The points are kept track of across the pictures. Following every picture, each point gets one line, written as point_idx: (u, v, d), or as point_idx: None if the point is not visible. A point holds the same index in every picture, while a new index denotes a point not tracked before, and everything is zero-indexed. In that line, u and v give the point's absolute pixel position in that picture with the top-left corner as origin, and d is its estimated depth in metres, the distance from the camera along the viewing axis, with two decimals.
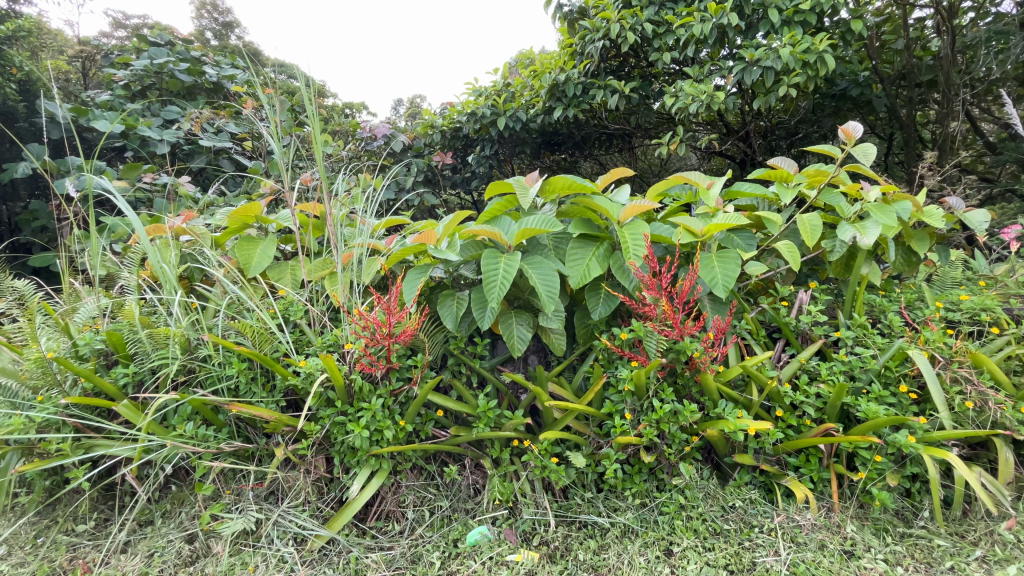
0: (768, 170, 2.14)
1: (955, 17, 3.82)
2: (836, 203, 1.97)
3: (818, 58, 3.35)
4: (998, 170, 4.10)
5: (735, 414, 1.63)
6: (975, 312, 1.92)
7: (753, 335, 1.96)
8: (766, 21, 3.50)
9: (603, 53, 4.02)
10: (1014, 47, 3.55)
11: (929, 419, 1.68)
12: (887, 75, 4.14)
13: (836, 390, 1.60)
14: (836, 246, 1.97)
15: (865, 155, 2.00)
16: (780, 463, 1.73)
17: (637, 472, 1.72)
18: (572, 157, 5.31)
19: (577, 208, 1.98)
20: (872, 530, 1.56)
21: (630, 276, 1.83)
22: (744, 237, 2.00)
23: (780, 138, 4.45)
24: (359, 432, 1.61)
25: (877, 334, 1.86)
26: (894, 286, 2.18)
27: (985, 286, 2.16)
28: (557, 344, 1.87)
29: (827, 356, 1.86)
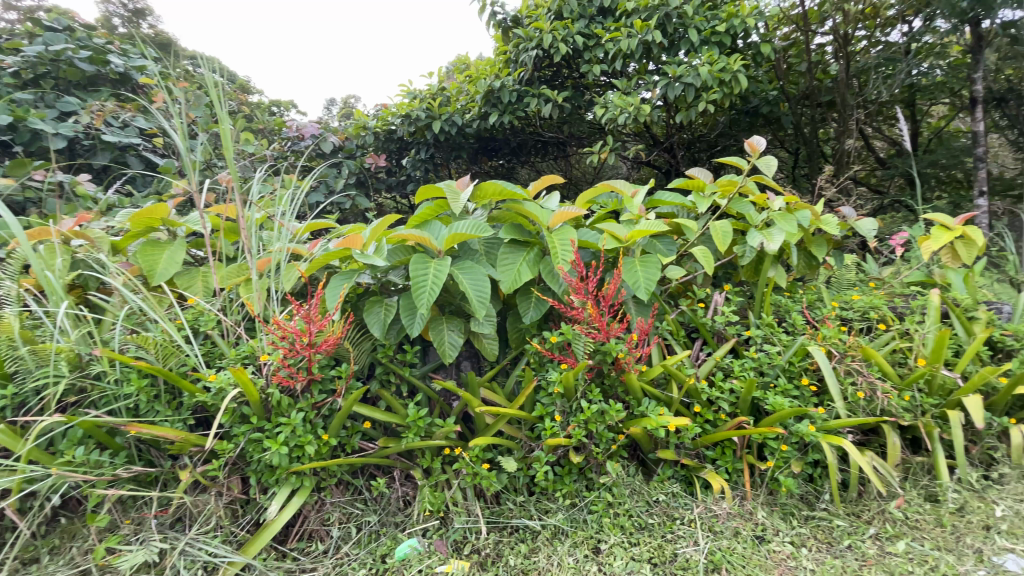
0: (686, 180, 2.27)
1: (852, 44, 4.34)
2: (745, 211, 2.12)
3: (733, 77, 3.64)
4: (887, 183, 4.66)
5: (657, 412, 1.70)
6: (866, 310, 2.16)
7: (674, 335, 2.08)
8: (686, 40, 3.75)
9: (536, 62, 4.13)
10: (900, 73, 4.04)
11: (827, 409, 1.83)
12: (793, 95, 4.54)
13: (747, 385, 1.72)
14: (746, 251, 2.12)
15: (768, 167, 2.14)
16: (699, 457, 1.81)
17: (567, 472, 1.75)
18: (509, 163, 5.36)
19: (507, 213, 1.99)
20: (780, 515, 1.67)
21: (559, 280, 1.87)
22: (665, 243, 2.12)
23: (702, 150, 4.80)
24: (277, 449, 1.52)
25: (783, 332, 2.02)
26: (799, 288, 2.37)
27: (875, 287, 2.43)
28: (488, 351, 1.87)
29: (740, 353, 2.00)
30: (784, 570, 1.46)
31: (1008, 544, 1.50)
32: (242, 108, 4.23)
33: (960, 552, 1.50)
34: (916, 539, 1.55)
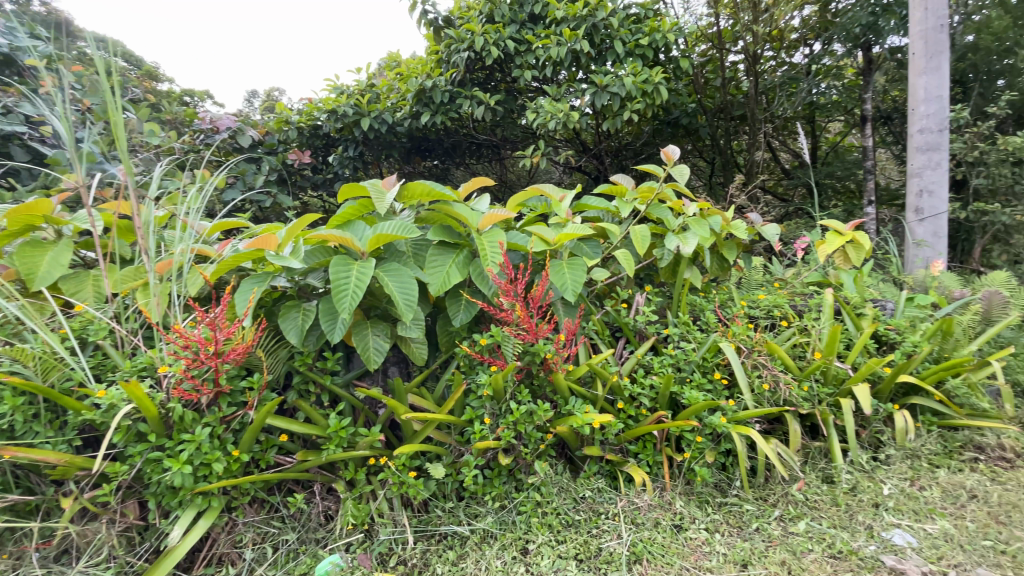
0: (610, 186, 2.36)
1: (762, 63, 4.73)
2: (663, 216, 2.23)
3: (655, 88, 3.83)
4: (791, 192, 5.15)
5: (583, 410, 1.74)
6: (770, 308, 2.36)
7: (599, 335, 2.15)
8: (612, 51, 3.90)
9: (468, 63, 4.12)
10: (802, 91, 4.52)
11: (737, 401, 1.97)
12: (710, 108, 4.86)
13: (665, 380, 1.82)
14: (665, 254, 2.24)
15: (682, 175, 2.27)
16: (623, 452, 1.88)
17: (496, 475, 1.75)
18: (443, 165, 5.31)
19: (435, 214, 1.96)
20: (696, 503, 1.77)
21: (489, 282, 1.86)
22: (591, 246, 2.19)
23: (628, 158, 4.99)
24: (179, 469, 1.40)
25: (698, 330, 2.16)
26: (713, 288, 2.53)
27: (779, 287, 2.65)
28: (416, 355, 1.83)
29: (659, 350, 2.10)
30: (700, 555, 1.54)
31: (894, 519, 1.65)
32: (146, 96, 3.87)
33: (852, 529, 1.61)
34: (815, 517, 1.68)
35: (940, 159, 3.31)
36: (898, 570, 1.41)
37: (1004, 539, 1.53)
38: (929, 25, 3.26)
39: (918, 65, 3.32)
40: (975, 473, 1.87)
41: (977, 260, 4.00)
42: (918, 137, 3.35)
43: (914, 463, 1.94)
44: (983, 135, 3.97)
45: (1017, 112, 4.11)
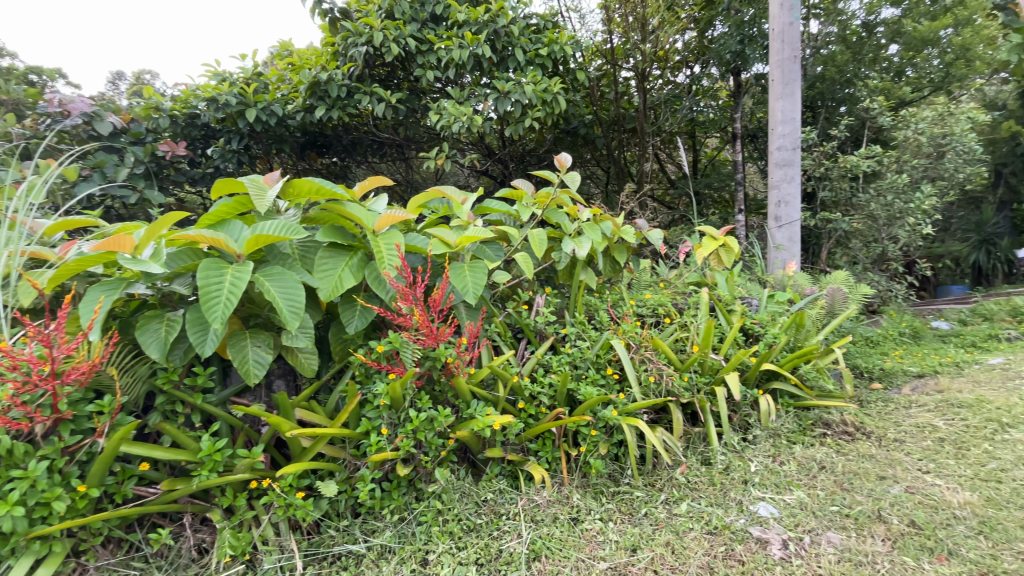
0: (511, 190, 2.39)
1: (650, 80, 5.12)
2: (561, 220, 2.31)
3: (553, 98, 3.98)
4: (676, 200, 5.65)
5: (484, 413, 1.74)
6: (655, 307, 2.55)
7: (501, 337, 2.17)
8: (514, 58, 3.99)
9: (367, 59, 3.96)
10: (684, 108, 4.96)
11: (627, 394, 2.09)
12: (605, 120, 5.15)
13: (562, 378, 1.88)
14: (562, 257, 2.32)
15: (573, 182, 2.35)
16: (523, 451, 1.92)
17: (395, 487, 1.69)
18: (342, 162, 5.06)
19: (325, 214, 1.85)
20: (592, 494, 1.84)
21: (386, 286, 1.79)
22: (493, 249, 2.20)
23: (531, 163, 5.13)
24: (5, 513, 1.18)
25: (592, 329, 2.27)
26: (607, 289, 2.68)
27: (664, 287, 2.88)
28: (306, 366, 1.71)
29: (558, 350, 2.17)
30: (594, 545, 1.60)
31: (760, 494, 1.82)
32: None
33: (726, 505, 1.77)
34: (695, 497, 1.83)
35: (794, 173, 3.81)
36: (764, 539, 1.58)
37: (848, 504, 1.72)
38: (784, 56, 3.75)
39: (776, 90, 3.79)
40: (823, 447, 2.15)
41: (824, 261, 4.64)
42: (778, 153, 3.82)
43: (776, 441, 2.19)
44: (827, 154, 4.64)
45: (852, 136, 4.85)
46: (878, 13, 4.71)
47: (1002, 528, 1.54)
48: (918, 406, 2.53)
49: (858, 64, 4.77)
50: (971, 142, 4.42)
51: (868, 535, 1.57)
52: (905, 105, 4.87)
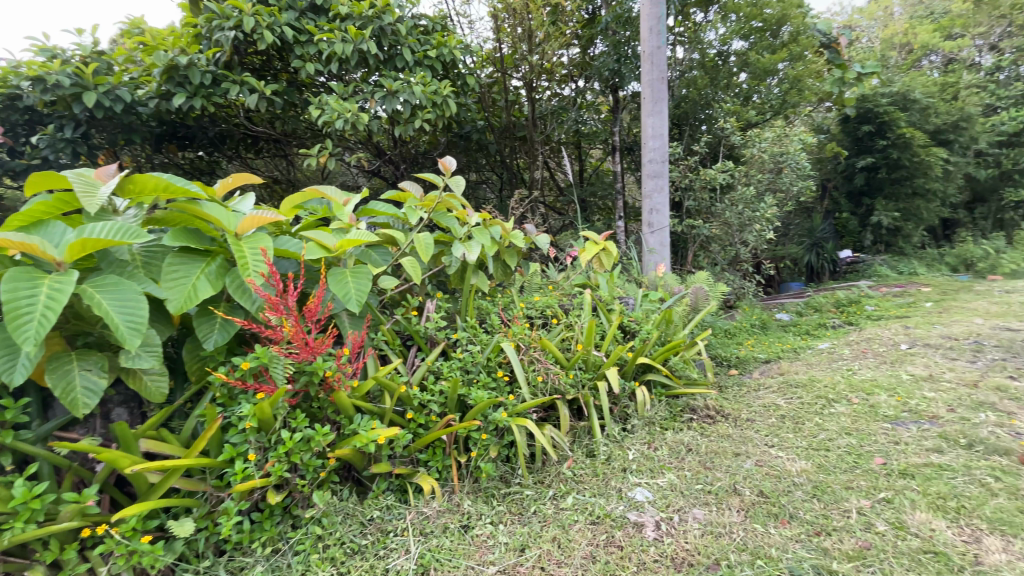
0: (398, 192, 2.31)
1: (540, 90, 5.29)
2: (450, 224, 2.28)
3: (443, 100, 3.94)
4: (563, 205, 5.94)
5: (368, 427, 1.66)
6: (543, 308, 2.64)
7: (388, 345, 2.09)
8: (401, 57, 3.88)
9: (236, 45, 3.60)
10: (569, 119, 5.23)
11: (517, 396, 2.13)
12: (496, 126, 5.24)
13: (452, 384, 1.86)
14: (453, 261, 2.29)
15: (457, 186, 2.33)
16: (413, 462, 1.87)
17: (267, 517, 1.55)
18: (210, 157, 4.57)
19: (178, 215, 1.63)
20: (483, 499, 1.84)
21: (252, 296, 1.63)
22: (379, 254, 2.12)
23: (423, 165, 5.06)
24: None
25: (483, 333, 2.28)
26: (498, 292, 2.71)
27: (553, 288, 2.99)
28: (153, 391, 1.48)
29: (448, 355, 2.15)
30: (484, 550, 1.60)
31: (637, 480, 1.96)
32: None
33: (607, 494, 1.87)
34: (580, 490, 1.91)
35: (663, 184, 4.19)
36: (639, 523, 1.70)
37: (710, 481, 1.92)
38: (654, 76, 4.11)
39: (648, 107, 4.14)
40: (690, 430, 2.38)
41: (690, 263, 5.18)
42: (650, 165, 4.18)
43: (651, 429, 2.39)
44: (690, 167, 5.19)
45: (710, 152, 5.47)
46: (730, 45, 5.37)
47: (829, 489, 1.82)
48: (764, 388, 2.92)
49: (715, 89, 5.39)
50: (800, 161, 5.21)
51: (726, 507, 1.76)
52: (751, 126, 5.60)
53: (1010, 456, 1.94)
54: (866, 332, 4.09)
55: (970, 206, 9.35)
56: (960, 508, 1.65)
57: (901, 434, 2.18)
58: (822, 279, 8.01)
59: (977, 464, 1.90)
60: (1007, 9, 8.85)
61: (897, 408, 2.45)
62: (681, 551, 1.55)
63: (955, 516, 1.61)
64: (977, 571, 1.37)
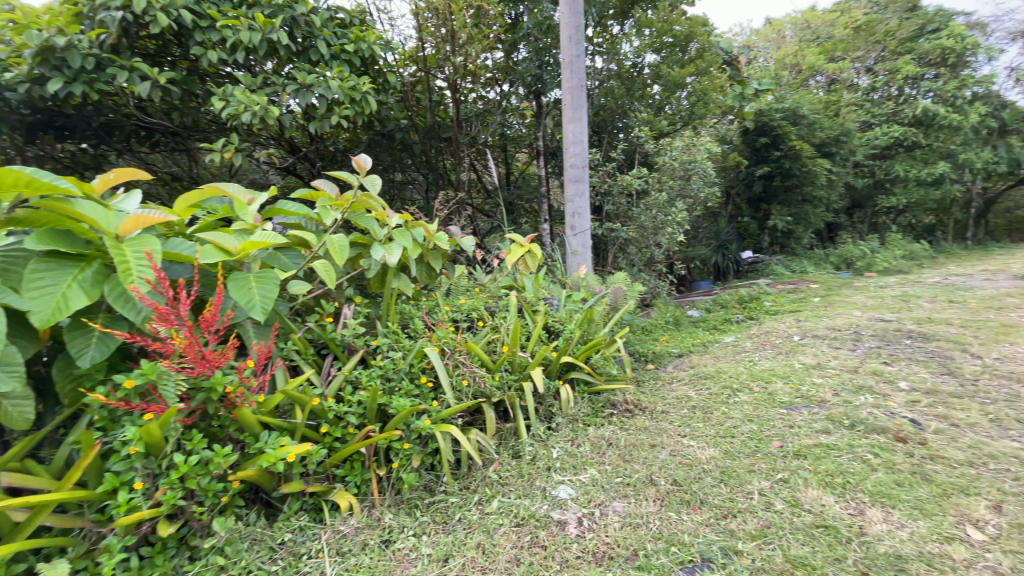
0: (310, 190, 2.18)
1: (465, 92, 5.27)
2: (369, 226, 2.19)
3: (362, 97, 3.78)
4: (490, 207, 5.97)
5: (276, 444, 1.56)
6: (468, 311, 2.60)
7: (301, 355, 1.97)
8: (316, 50, 3.68)
9: (123, 26, 3.23)
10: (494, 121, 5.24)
11: (441, 402, 2.08)
12: (420, 126, 5.14)
13: (370, 394, 1.78)
14: (371, 264, 2.20)
15: (372, 186, 2.24)
16: (328, 478, 1.78)
17: (159, 551, 1.40)
18: (94, 150, 4.07)
19: (42, 214, 1.42)
20: (405, 510, 1.78)
21: (137, 305, 1.46)
22: (289, 257, 2.00)
23: (343, 164, 4.87)
24: None
25: (405, 338, 2.21)
26: (422, 295, 2.64)
27: (480, 291, 2.96)
28: (16, 417, 1.28)
29: (367, 363, 2.06)
30: (406, 564, 1.54)
31: (561, 478, 1.99)
32: None
33: (532, 495, 1.88)
34: (505, 492, 1.90)
35: (584, 188, 4.33)
36: (563, 521, 1.73)
37: (629, 474, 2.00)
38: (574, 84, 4.23)
39: (568, 113, 4.25)
40: (611, 425, 2.46)
41: (611, 264, 5.40)
42: (572, 170, 4.30)
43: (574, 426, 2.44)
44: (609, 173, 5.43)
45: (627, 159, 5.74)
46: (643, 58, 5.68)
47: (735, 474, 1.95)
48: (677, 381, 3.10)
49: (631, 98, 5.66)
50: (707, 169, 5.62)
51: (643, 498, 1.83)
52: (664, 135, 5.95)
53: (885, 433, 2.19)
54: (765, 325, 4.49)
55: (849, 211, 10.57)
56: (845, 483, 1.83)
57: (796, 418, 2.40)
58: (727, 278, 8.74)
59: (858, 442, 2.13)
60: (878, 38, 10.08)
61: (792, 395, 2.70)
62: (602, 546, 1.59)
63: (841, 491, 1.79)
64: (861, 541, 1.53)
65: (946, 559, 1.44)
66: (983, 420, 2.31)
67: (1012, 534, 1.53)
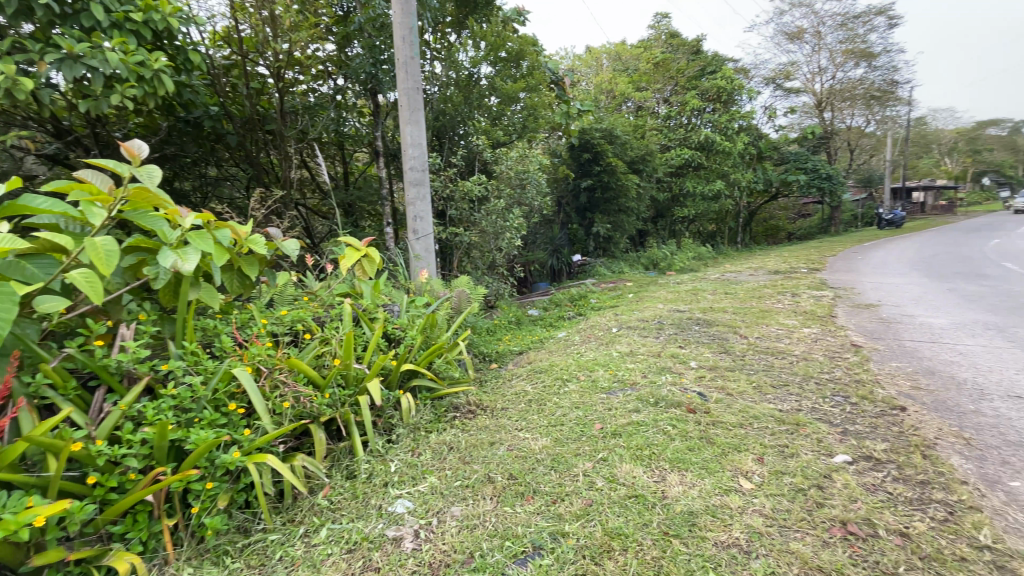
0: (69, 183, 1.75)
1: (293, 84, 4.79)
2: (157, 227, 1.83)
3: (154, 76, 3.16)
4: (326, 208, 5.59)
5: (17, 508, 1.22)
6: (292, 324, 2.35)
7: (59, 391, 1.57)
8: (88, 15, 2.96)
9: None
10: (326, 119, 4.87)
11: (256, 429, 1.85)
12: (237, 117, 4.53)
13: (159, 430, 1.50)
14: (160, 273, 1.84)
15: (150, 176, 1.89)
16: (103, 538, 1.47)
17: None
18: None
19: None
20: (211, 560, 1.54)
21: None
22: (39, 266, 1.58)
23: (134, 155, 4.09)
24: None
25: (209, 359, 1.91)
26: (234, 308, 2.31)
27: (309, 300, 2.70)
28: None
29: (157, 393, 1.73)
30: None
31: (398, 492, 1.91)
32: None
33: (366, 515, 1.77)
34: (336, 518, 1.76)
35: (425, 192, 4.28)
36: (398, 537, 1.66)
37: (468, 476, 2.01)
38: (409, 86, 4.15)
39: (405, 115, 4.16)
40: (453, 429, 2.46)
41: (454, 267, 5.46)
42: (411, 173, 4.22)
43: (415, 434, 2.37)
44: (450, 177, 5.46)
45: (466, 166, 5.86)
46: (479, 68, 5.86)
47: (563, 459, 2.10)
48: (516, 377, 3.24)
49: (470, 106, 5.78)
50: (539, 179, 6.03)
51: (481, 498, 1.86)
52: (501, 144, 6.21)
53: (680, 406, 2.58)
54: (591, 320, 4.98)
55: (654, 220, 12.38)
56: (651, 454, 2.10)
57: (613, 401, 2.69)
58: (561, 280, 9.50)
59: (661, 416, 2.46)
60: (672, 74, 11.95)
61: (611, 380, 3.02)
62: (438, 555, 1.57)
63: (648, 461, 2.05)
64: (662, 504, 1.76)
65: (725, 508, 1.73)
66: (748, 387, 2.87)
67: (769, 479, 1.91)
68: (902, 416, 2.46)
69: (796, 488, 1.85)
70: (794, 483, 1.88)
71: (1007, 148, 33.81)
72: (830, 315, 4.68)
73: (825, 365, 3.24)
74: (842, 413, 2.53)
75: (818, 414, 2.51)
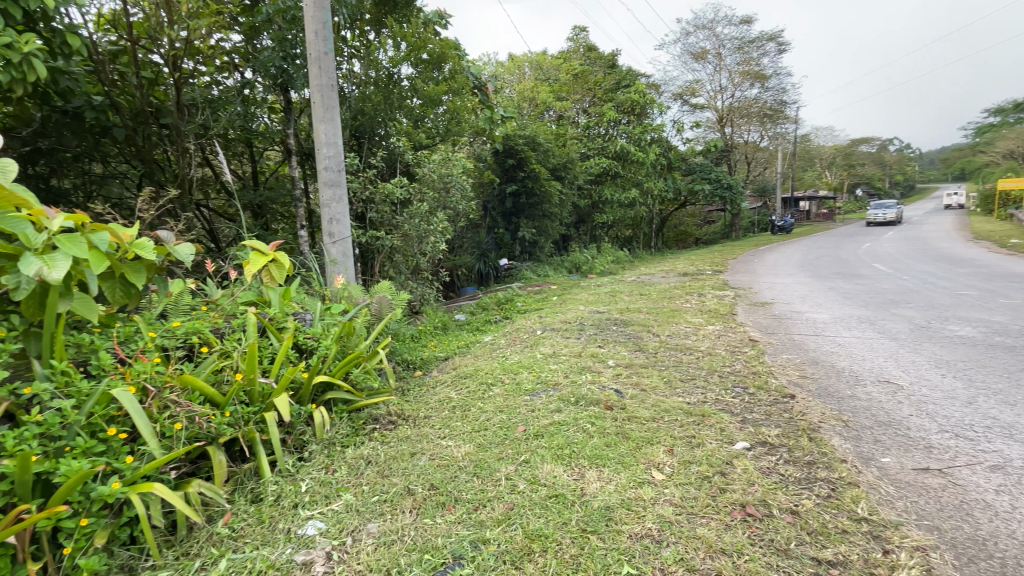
0: None
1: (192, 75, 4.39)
2: (16, 230, 1.57)
3: (24, 60, 2.72)
4: (233, 210, 5.19)
5: None
6: (187, 336, 2.13)
7: None
8: None
9: None
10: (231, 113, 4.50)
11: (142, 456, 1.66)
12: (125, 108, 4.07)
13: (19, 462, 1.30)
14: (22, 283, 1.59)
15: (4, 172, 1.63)
16: None
17: None
18: None
19: None
20: None
21: None
22: None
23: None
24: None
25: (83, 380, 1.69)
26: (117, 321, 2.06)
27: (208, 310, 2.47)
28: None
29: (17, 420, 1.50)
30: None
31: (309, 513, 1.79)
32: None
33: (272, 542, 1.64)
34: (238, 548, 1.61)
35: (341, 194, 4.09)
36: (307, 562, 1.55)
37: (386, 490, 1.93)
38: (322, 82, 3.95)
39: (318, 113, 3.95)
40: (372, 441, 2.36)
41: (375, 272, 5.29)
42: (326, 173, 4.02)
43: (331, 450, 2.25)
44: (369, 179, 5.27)
45: (387, 167, 5.69)
46: (399, 68, 5.71)
47: (486, 465, 2.09)
48: (441, 384, 3.18)
49: (390, 107, 5.61)
50: (463, 183, 6.01)
51: (400, 511, 1.79)
52: (423, 147, 6.11)
53: (599, 404, 2.67)
54: (516, 323, 5.03)
55: (576, 225, 12.80)
56: (571, 453, 2.15)
57: (537, 402, 2.73)
58: (489, 283, 9.66)
59: (580, 415, 2.53)
60: (590, 85, 12.44)
61: (534, 382, 3.06)
62: None
63: (568, 460, 2.09)
64: (581, 501, 1.80)
65: (640, 500, 1.81)
66: (661, 382, 3.04)
67: (679, 470, 2.02)
68: (792, 403, 2.72)
69: (703, 475, 1.98)
70: (701, 471, 2.01)
71: (872, 164, 38.86)
72: (731, 312, 5.09)
73: (726, 359, 3.52)
74: (742, 403, 2.75)
75: (721, 405, 2.71)
